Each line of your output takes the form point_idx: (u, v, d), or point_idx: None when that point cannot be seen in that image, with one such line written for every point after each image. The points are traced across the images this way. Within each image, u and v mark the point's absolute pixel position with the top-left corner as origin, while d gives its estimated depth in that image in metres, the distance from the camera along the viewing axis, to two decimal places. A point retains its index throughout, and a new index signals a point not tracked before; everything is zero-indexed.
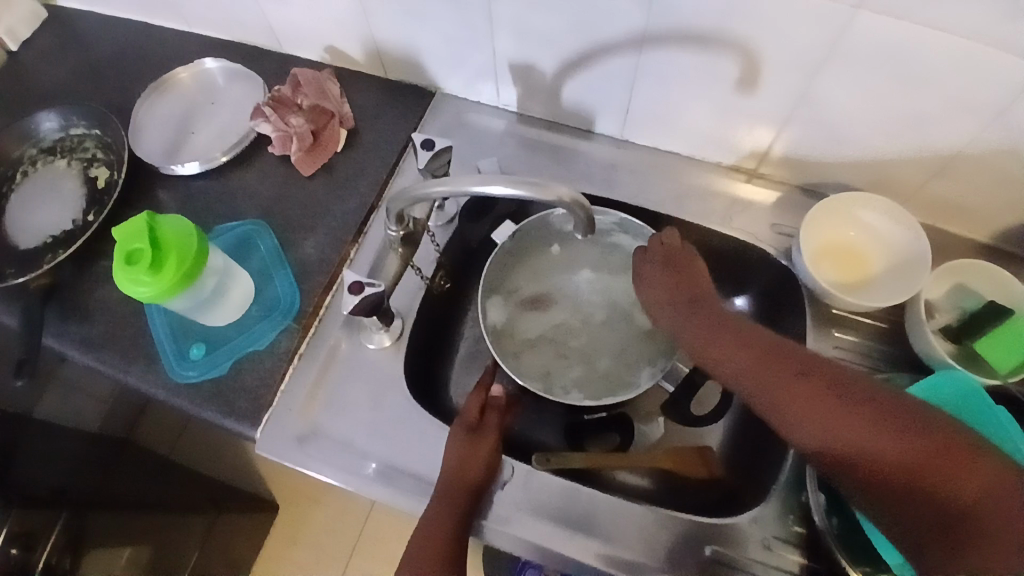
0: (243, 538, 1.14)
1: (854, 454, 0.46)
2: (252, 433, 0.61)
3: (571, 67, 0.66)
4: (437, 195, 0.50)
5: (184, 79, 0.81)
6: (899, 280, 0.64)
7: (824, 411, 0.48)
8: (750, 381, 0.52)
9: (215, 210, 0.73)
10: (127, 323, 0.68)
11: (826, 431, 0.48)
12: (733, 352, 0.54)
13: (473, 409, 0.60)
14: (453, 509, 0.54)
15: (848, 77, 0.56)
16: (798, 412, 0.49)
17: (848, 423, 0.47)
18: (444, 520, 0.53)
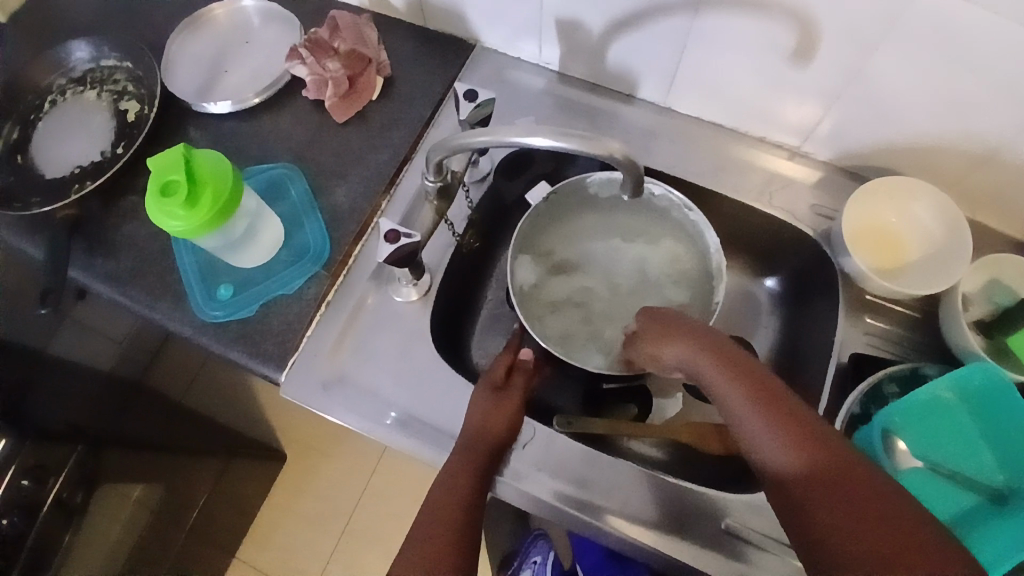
0: (251, 484, 1.16)
1: (813, 481, 0.42)
2: (277, 376, 0.61)
3: (618, 27, 0.64)
4: (480, 145, 0.49)
5: (218, 15, 0.79)
6: (936, 275, 0.63)
7: (793, 434, 0.45)
8: (732, 389, 0.49)
9: (247, 152, 0.72)
10: (154, 259, 0.68)
11: (793, 451, 0.44)
12: (719, 362, 0.51)
13: (500, 370, 0.61)
14: (474, 464, 0.53)
15: (907, 57, 0.54)
16: (767, 427, 0.46)
17: (816, 453, 0.43)
18: (464, 472, 0.52)
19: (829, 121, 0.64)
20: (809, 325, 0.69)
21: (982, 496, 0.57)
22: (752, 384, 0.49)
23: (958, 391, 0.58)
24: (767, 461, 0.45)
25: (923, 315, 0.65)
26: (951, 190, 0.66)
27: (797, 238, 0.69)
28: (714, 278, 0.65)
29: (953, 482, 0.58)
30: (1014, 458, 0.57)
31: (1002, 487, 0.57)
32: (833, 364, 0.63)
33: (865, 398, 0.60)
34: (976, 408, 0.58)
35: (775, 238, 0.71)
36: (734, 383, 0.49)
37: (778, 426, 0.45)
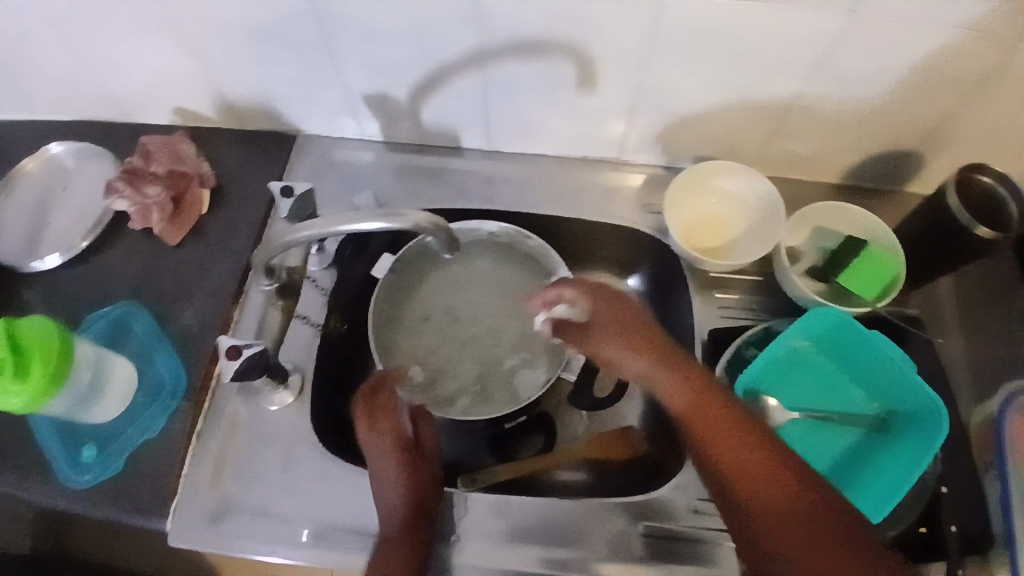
0: None
1: (735, 470, 0.47)
2: (162, 525, 0.58)
3: (423, 91, 0.67)
4: (307, 238, 0.48)
5: (32, 170, 0.76)
6: (741, 253, 0.69)
7: (725, 435, 0.49)
8: (672, 390, 0.52)
9: (83, 299, 0.69)
10: (4, 437, 0.63)
11: (720, 443, 0.49)
12: (650, 357, 0.54)
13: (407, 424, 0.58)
14: (408, 544, 0.52)
15: (676, 60, 0.60)
16: (698, 415, 0.50)
17: (740, 451, 0.48)
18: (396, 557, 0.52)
19: (637, 129, 0.69)
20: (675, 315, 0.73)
21: (863, 429, 0.61)
22: (736, 436, 0.49)
23: (810, 339, 0.63)
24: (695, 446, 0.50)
25: (766, 277, 0.70)
26: (760, 157, 0.72)
27: (640, 239, 0.73)
28: None
29: (834, 424, 0.62)
30: (889, 387, 0.61)
31: (879, 414, 0.61)
32: (699, 348, 0.67)
33: (729, 367, 0.63)
34: (830, 348, 0.63)
35: (625, 241, 0.75)
36: (717, 437, 0.49)
37: (747, 461, 0.47)
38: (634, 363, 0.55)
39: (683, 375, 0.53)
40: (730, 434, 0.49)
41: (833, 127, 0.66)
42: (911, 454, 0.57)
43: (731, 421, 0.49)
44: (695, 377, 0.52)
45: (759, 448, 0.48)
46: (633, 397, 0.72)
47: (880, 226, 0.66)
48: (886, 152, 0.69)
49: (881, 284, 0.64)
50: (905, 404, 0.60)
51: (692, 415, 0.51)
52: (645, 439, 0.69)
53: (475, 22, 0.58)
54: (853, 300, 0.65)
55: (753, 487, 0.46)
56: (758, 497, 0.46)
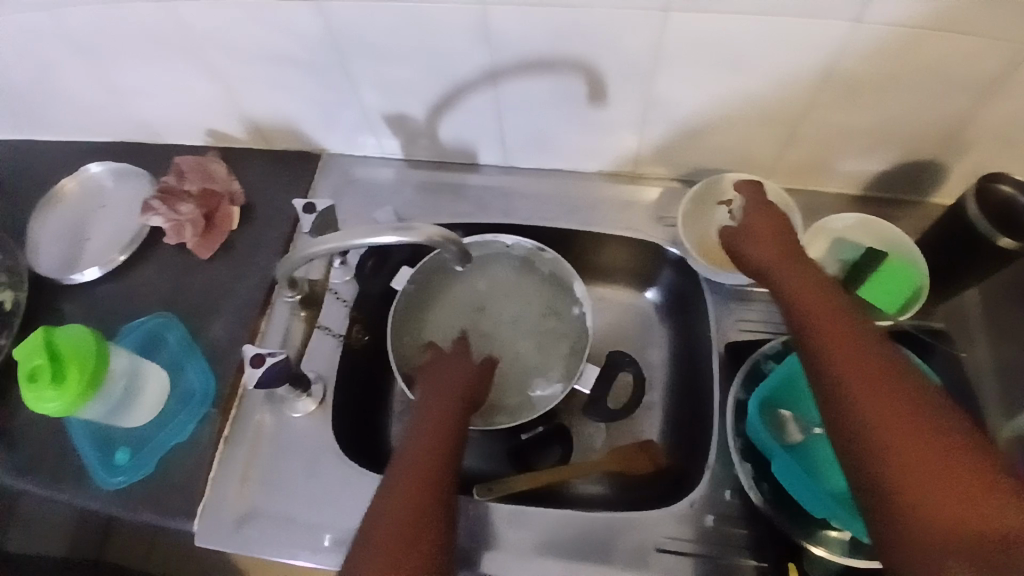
0: None
1: (868, 380, 0.42)
2: (190, 526, 0.60)
3: (439, 109, 0.69)
4: (327, 251, 0.50)
5: (70, 189, 0.81)
6: None
7: (864, 358, 0.43)
8: (823, 312, 0.47)
9: (120, 312, 0.72)
10: (48, 441, 0.66)
11: (855, 363, 0.43)
12: (814, 279, 0.51)
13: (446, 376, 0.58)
14: (424, 478, 0.48)
15: (684, 73, 0.61)
16: (843, 336, 0.45)
17: (867, 366, 0.43)
18: (413, 492, 0.47)
19: (649, 142, 0.70)
20: (692, 327, 0.73)
21: None
22: (870, 357, 0.43)
23: None
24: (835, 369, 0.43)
25: None
26: (776, 167, 0.72)
27: (656, 251, 0.74)
28: (582, 304, 0.70)
29: None
30: None
31: None
32: (715, 361, 0.67)
33: (748, 381, 0.63)
34: None
35: (641, 255, 0.75)
36: (851, 356, 0.44)
37: (875, 390, 0.42)
38: (787, 280, 0.51)
39: (832, 314, 0.47)
40: (868, 368, 0.43)
41: (847, 137, 0.66)
42: None
43: (872, 358, 0.43)
44: (841, 319, 0.46)
45: (894, 377, 0.42)
46: (652, 412, 0.72)
47: (903, 238, 0.65)
48: (902, 162, 0.68)
49: (901, 298, 0.65)
50: None
51: (827, 347, 0.45)
52: (666, 453, 0.69)
53: (485, 42, 0.60)
54: (873, 312, 0.65)
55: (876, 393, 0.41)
56: (876, 400, 0.41)
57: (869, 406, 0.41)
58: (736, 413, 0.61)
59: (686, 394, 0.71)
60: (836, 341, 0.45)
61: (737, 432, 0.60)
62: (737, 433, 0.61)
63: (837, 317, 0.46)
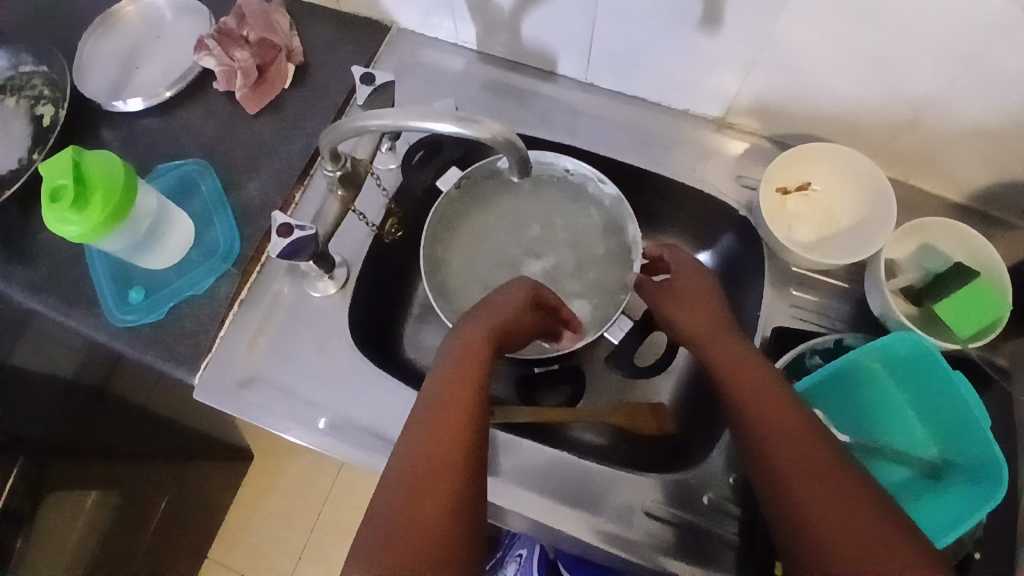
0: (219, 487, 1.15)
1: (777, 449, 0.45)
2: (191, 379, 0.60)
3: (528, 1, 0.62)
4: (378, 128, 0.46)
5: (129, 11, 0.76)
6: (833, 251, 0.62)
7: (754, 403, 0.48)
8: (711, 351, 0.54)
9: (159, 150, 0.70)
10: (71, 263, 0.66)
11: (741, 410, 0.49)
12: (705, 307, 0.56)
13: (479, 314, 0.53)
14: (457, 420, 0.45)
15: (813, 16, 0.53)
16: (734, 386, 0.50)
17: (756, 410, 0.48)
18: (441, 429, 0.45)
19: (749, 88, 0.63)
20: (739, 300, 0.68)
21: (915, 471, 0.55)
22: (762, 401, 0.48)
23: (884, 360, 0.57)
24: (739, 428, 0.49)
25: (849, 285, 0.64)
26: (882, 150, 0.64)
27: (723, 212, 0.68)
28: (632, 249, 0.64)
29: (882, 458, 0.56)
30: (954, 430, 0.54)
31: (936, 459, 0.55)
32: (758, 337, 0.62)
33: (787, 371, 0.58)
34: (904, 375, 0.57)
35: (704, 213, 0.69)
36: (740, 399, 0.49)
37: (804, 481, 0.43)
38: (678, 314, 0.57)
39: (748, 377, 0.50)
40: (795, 443, 0.45)
41: (976, 133, 0.57)
42: (957, 508, 0.51)
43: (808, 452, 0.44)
44: (770, 391, 0.48)
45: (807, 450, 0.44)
46: (670, 375, 0.69)
47: (997, 260, 0.58)
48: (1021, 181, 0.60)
49: (980, 323, 0.56)
50: (967, 455, 0.52)
51: (772, 446, 0.45)
52: (676, 420, 0.67)
53: None
54: (943, 332, 0.58)
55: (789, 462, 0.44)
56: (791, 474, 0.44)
57: (814, 505, 0.42)
58: None
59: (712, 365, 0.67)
60: (763, 411, 0.47)
61: None
62: None
63: (774, 406, 0.47)
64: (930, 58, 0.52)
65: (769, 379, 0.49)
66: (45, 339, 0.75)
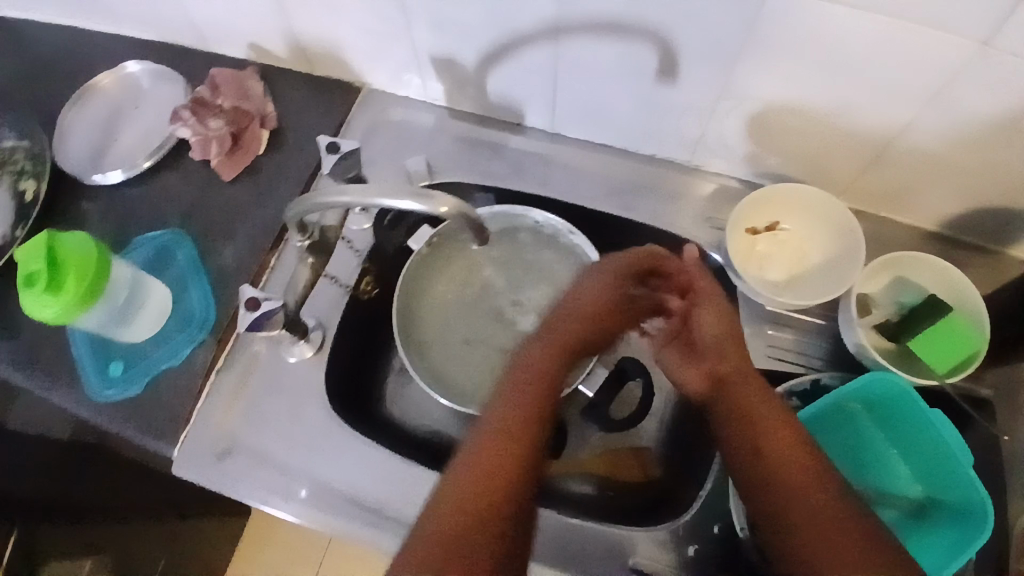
0: (213, 547, 1.13)
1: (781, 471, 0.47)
2: (169, 452, 0.60)
3: (492, 60, 0.63)
4: (344, 203, 0.47)
5: (106, 84, 0.78)
6: (801, 288, 0.62)
7: (760, 423, 0.49)
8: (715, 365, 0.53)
9: (137, 220, 0.71)
10: (51, 337, 0.66)
11: (743, 429, 0.49)
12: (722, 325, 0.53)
13: (572, 325, 0.54)
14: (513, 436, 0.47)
15: (767, 64, 0.53)
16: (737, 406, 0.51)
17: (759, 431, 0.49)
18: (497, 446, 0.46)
19: (714, 133, 0.63)
20: None
21: (901, 512, 0.55)
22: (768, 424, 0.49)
23: (863, 401, 0.56)
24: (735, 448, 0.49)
25: (826, 322, 0.63)
26: (849, 186, 0.64)
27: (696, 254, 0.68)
28: None
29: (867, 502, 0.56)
30: (938, 468, 0.53)
31: (921, 498, 0.54)
32: None
33: None
34: (883, 415, 0.56)
35: None
36: (748, 420, 0.50)
37: (792, 470, 0.47)
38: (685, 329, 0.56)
39: (759, 398, 0.51)
40: (801, 470, 0.47)
41: (939, 169, 0.58)
42: (942, 548, 0.51)
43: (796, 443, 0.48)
44: (781, 415, 0.50)
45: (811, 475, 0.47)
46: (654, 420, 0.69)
47: (971, 290, 0.58)
48: (989, 211, 0.60)
49: (956, 358, 0.56)
50: (953, 494, 0.52)
51: (779, 472, 0.47)
52: (659, 465, 0.67)
53: None
54: (920, 368, 0.58)
55: (794, 486, 0.46)
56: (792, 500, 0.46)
57: (818, 537, 0.44)
58: None
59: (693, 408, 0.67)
60: (773, 433, 0.48)
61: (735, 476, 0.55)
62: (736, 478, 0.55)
63: (778, 425, 0.49)
64: (886, 100, 0.53)
65: (774, 403, 0.50)
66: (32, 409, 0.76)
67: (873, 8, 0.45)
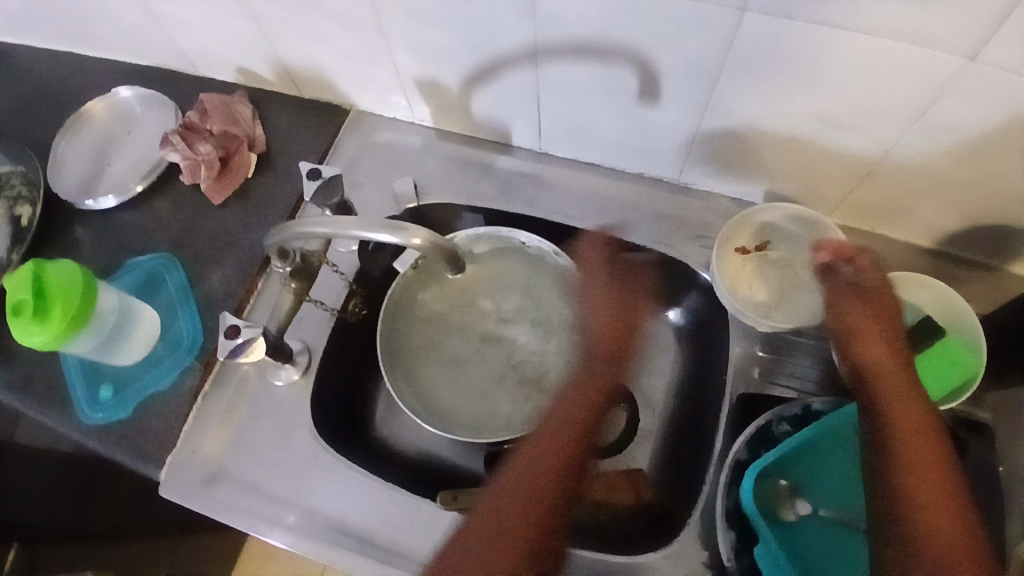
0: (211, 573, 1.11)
1: (926, 468, 0.46)
2: (157, 475, 0.60)
3: (475, 82, 0.63)
4: (318, 234, 0.47)
5: (99, 110, 0.79)
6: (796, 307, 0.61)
7: (918, 417, 0.48)
8: (881, 355, 0.52)
9: (128, 244, 0.72)
10: (42, 361, 0.67)
11: (904, 419, 0.48)
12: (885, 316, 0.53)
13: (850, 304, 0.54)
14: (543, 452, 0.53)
15: (748, 83, 0.52)
16: (903, 394, 0.50)
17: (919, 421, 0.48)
18: (539, 461, 0.52)
19: (699, 151, 0.63)
20: (708, 362, 0.67)
21: None
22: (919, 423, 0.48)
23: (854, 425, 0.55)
24: (884, 426, 0.49)
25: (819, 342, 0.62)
26: (840, 203, 0.63)
27: (686, 273, 0.67)
28: None
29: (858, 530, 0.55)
30: None
31: None
32: (725, 408, 0.61)
33: (753, 441, 0.56)
34: None
35: (668, 274, 0.68)
36: (902, 413, 0.49)
37: (936, 471, 0.46)
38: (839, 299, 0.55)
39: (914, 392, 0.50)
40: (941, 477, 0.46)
41: (930, 186, 0.56)
42: None
43: (931, 446, 0.47)
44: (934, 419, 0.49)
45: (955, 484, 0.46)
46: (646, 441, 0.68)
47: (967, 310, 0.56)
48: (986, 229, 0.58)
49: (951, 382, 0.55)
50: None
51: (922, 465, 0.46)
52: (653, 487, 0.65)
53: (529, 16, 0.53)
54: None
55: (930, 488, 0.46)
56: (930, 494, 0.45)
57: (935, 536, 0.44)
58: (731, 475, 0.55)
59: (688, 430, 0.66)
60: (925, 433, 0.48)
61: (724, 505, 0.54)
62: (724, 506, 0.54)
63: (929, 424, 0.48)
64: (871, 118, 0.52)
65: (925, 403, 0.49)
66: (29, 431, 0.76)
67: (850, 27, 0.44)
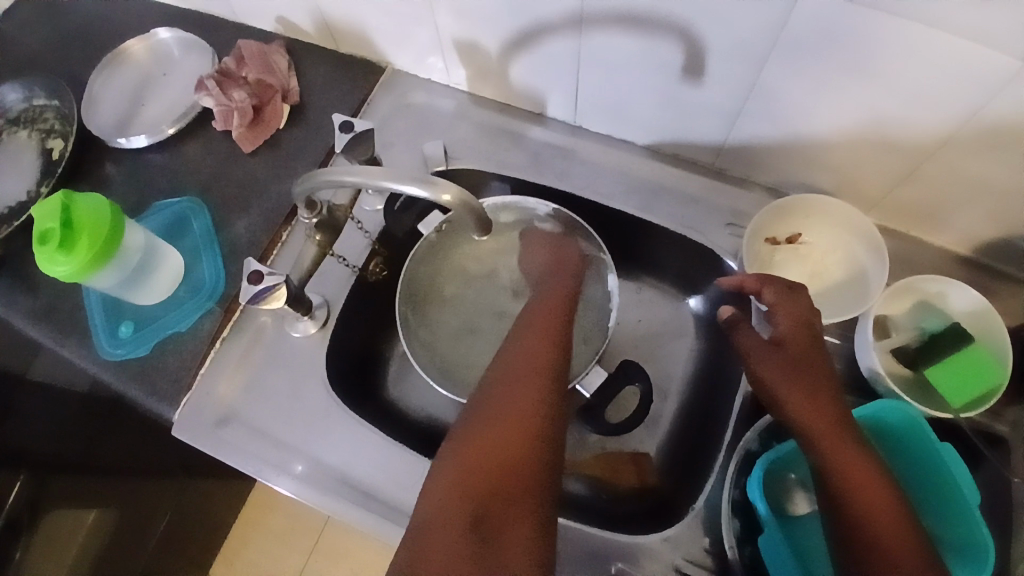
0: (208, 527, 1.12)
1: (846, 464, 0.47)
2: (171, 414, 0.61)
3: (514, 47, 0.62)
4: (348, 181, 0.46)
5: (138, 50, 0.79)
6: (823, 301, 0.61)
7: (831, 418, 0.49)
8: (796, 360, 0.52)
9: (158, 185, 0.72)
10: (66, 293, 0.68)
11: (811, 417, 0.49)
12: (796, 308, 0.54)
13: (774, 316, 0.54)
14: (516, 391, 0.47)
15: (797, 68, 0.51)
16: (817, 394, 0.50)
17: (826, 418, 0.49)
18: (511, 385, 0.48)
19: (738, 136, 0.61)
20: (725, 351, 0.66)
21: None
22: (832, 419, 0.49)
23: (872, 425, 0.55)
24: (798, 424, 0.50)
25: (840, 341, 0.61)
26: (878, 201, 0.62)
27: (712, 260, 0.66)
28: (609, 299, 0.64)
29: None
30: (943, 506, 0.52)
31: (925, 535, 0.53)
32: (741, 397, 0.60)
33: (765, 433, 0.56)
34: (891, 441, 0.55)
35: (693, 259, 0.67)
36: (819, 414, 0.49)
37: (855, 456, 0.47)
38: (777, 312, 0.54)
39: (820, 388, 0.51)
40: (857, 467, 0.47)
41: (975, 191, 0.54)
42: None
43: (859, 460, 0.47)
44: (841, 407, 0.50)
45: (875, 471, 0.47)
46: (654, 425, 0.68)
47: (998, 324, 0.55)
48: None
49: (975, 391, 0.54)
50: (955, 532, 0.51)
51: (832, 451, 0.48)
52: (658, 472, 0.66)
53: None
54: (937, 401, 0.55)
55: (857, 481, 0.47)
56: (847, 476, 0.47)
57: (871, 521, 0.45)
58: (741, 463, 0.55)
59: (699, 418, 0.65)
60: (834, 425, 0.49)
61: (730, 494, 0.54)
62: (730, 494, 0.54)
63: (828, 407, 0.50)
64: (922, 113, 0.50)
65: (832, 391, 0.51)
66: (52, 362, 0.77)
67: (909, 15, 0.43)
